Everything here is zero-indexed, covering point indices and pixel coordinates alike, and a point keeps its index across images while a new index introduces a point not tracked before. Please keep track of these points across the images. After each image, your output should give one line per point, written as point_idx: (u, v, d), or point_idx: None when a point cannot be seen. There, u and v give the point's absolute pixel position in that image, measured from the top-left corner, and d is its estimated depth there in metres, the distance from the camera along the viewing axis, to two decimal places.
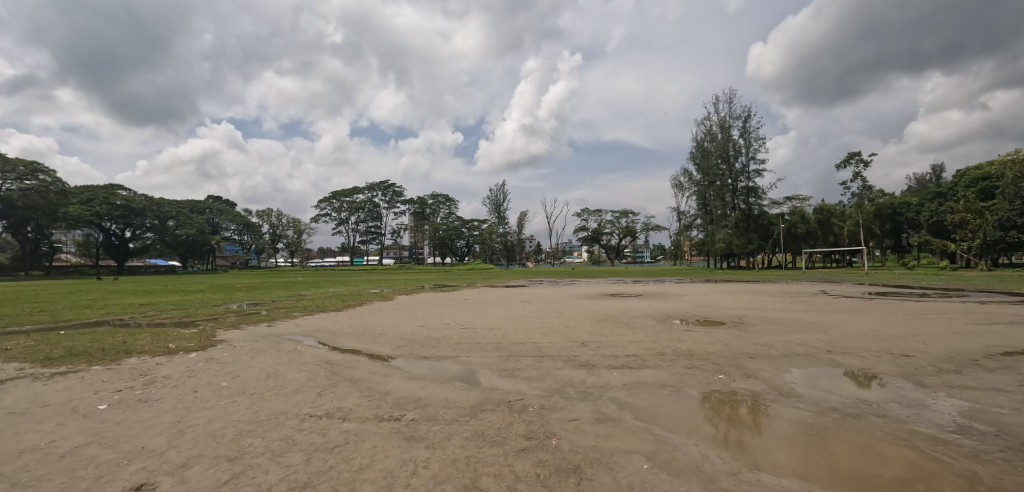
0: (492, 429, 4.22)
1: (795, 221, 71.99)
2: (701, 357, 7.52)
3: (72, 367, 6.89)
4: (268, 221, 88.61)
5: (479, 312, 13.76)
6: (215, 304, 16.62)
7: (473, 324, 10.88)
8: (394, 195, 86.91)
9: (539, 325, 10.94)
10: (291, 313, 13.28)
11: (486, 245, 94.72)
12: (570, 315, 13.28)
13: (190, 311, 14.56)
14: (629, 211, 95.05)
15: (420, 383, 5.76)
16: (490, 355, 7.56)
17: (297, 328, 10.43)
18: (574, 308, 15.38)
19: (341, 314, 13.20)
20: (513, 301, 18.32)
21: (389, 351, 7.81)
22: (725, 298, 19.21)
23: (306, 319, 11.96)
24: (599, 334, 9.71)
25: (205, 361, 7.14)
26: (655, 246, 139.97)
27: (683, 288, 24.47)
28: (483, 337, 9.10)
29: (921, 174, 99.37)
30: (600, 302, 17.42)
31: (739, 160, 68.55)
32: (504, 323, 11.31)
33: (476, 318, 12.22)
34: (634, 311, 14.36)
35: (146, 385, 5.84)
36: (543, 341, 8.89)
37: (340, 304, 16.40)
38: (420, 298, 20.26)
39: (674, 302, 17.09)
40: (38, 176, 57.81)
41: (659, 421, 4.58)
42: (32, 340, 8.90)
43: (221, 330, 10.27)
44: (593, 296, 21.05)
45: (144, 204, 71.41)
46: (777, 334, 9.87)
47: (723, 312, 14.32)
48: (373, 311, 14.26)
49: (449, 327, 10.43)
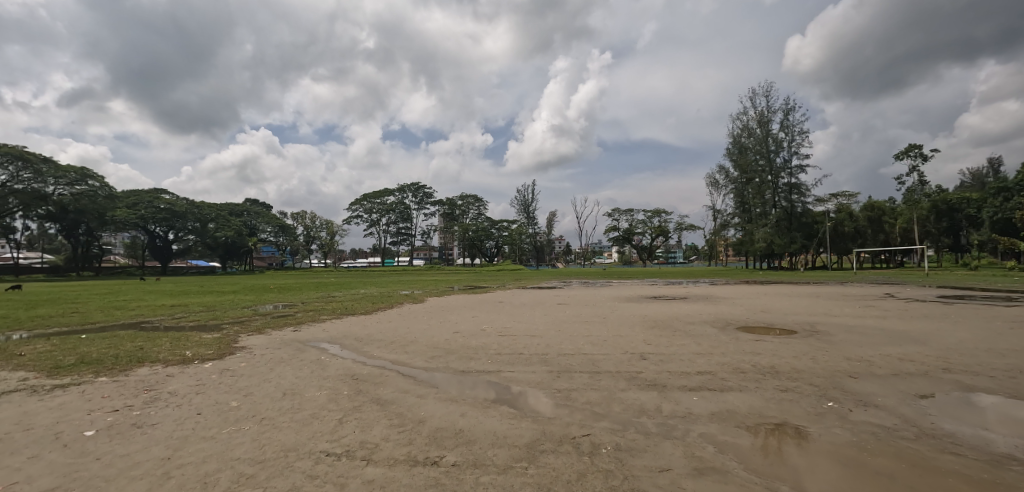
0: (559, 484, 3.18)
1: (842, 219, 67.92)
2: (792, 377, 6.25)
3: (76, 378, 6.25)
4: (302, 223, 90.52)
5: (517, 317, 12.75)
6: (244, 306, 16.21)
7: (513, 332, 9.87)
8: (424, 196, 87.19)
9: (585, 333, 9.84)
10: (318, 317, 12.57)
11: (515, 246, 93.96)
12: (615, 320, 12.12)
13: (218, 313, 14.15)
14: (662, 210, 92.34)
15: (460, 408, 4.77)
16: (537, 370, 6.50)
17: (324, 334, 9.67)
18: (618, 313, 14.17)
19: (370, 318, 12.41)
20: (550, 304, 17.19)
21: (423, 363, 6.89)
22: (782, 302, 17.55)
23: (335, 323, 11.23)
24: (657, 344, 8.53)
25: (218, 373, 6.38)
26: (689, 246, 136.06)
27: (732, 290, 22.72)
28: (526, 347, 8.07)
29: (978, 168, 92.57)
30: (644, 306, 16.09)
31: (779, 156, 65.28)
32: (547, 330, 10.26)
33: (515, 324, 11.22)
34: (686, 316, 13.02)
35: (146, 404, 5.06)
36: (595, 352, 7.80)
37: (370, 306, 15.72)
38: (451, 300, 19.41)
39: (727, 307, 15.59)
40: (88, 181, 60.78)
41: (780, 477, 3.43)
42: (50, 346, 8.42)
43: (244, 336, 9.61)
44: (633, 298, 19.78)
45: (185, 207, 74.20)
46: (870, 347, 8.41)
47: (789, 318, 12.78)
48: (404, 315, 13.46)
49: (486, 334, 9.47)
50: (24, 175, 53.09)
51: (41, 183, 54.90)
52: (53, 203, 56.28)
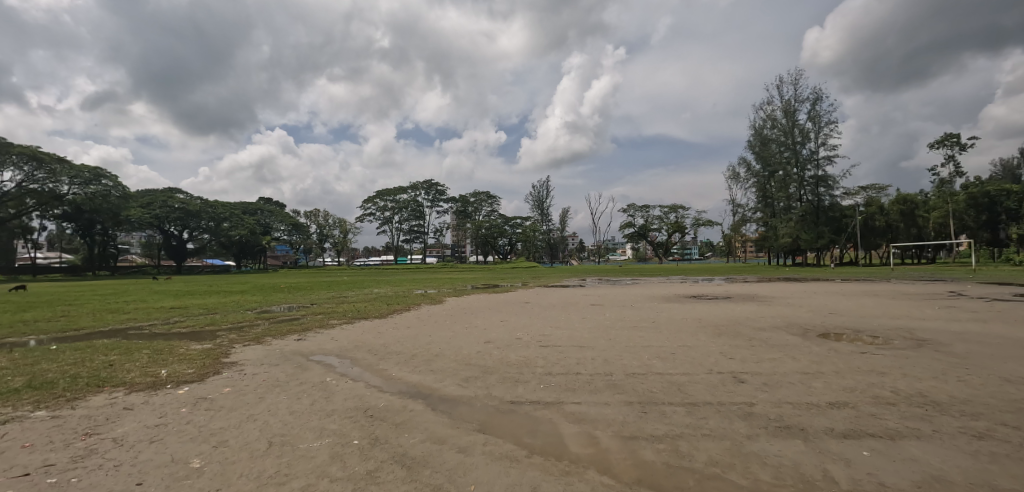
0: None
1: (873, 213, 64.65)
2: (970, 416, 4.55)
3: (5, 412, 4.76)
4: (315, 221, 89.99)
5: (553, 321, 11.11)
6: (246, 308, 14.79)
7: (558, 342, 8.26)
8: (437, 194, 85.92)
9: (645, 343, 8.16)
10: (327, 322, 11.01)
11: (529, 243, 92.31)
12: (668, 325, 10.39)
13: (217, 317, 12.77)
14: (679, 206, 89.77)
15: (531, 476, 3.16)
16: (612, 401, 4.86)
17: (335, 344, 8.16)
18: (665, 314, 12.50)
19: (386, 323, 10.84)
20: (581, 305, 15.57)
21: (458, 388, 5.31)
22: (842, 301, 15.62)
23: (345, 330, 9.72)
24: (744, 359, 6.82)
25: (193, 405, 4.83)
26: (705, 243, 132.68)
27: (777, 288, 20.69)
28: (582, 364, 6.46)
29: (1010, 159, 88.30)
30: (689, 306, 14.30)
31: (806, 147, 62.35)
32: (596, 339, 8.59)
33: (555, 331, 9.58)
34: (747, 319, 11.24)
35: (71, 465, 3.50)
36: (675, 372, 6.14)
37: (385, 308, 14.12)
38: (473, 300, 17.76)
39: (784, 307, 13.82)
40: (102, 181, 60.45)
41: None
42: (7, 361, 7.05)
43: (238, 346, 8.12)
44: (671, 298, 17.99)
45: (199, 206, 73.90)
46: (1016, 364, 6.67)
47: (874, 323, 10.85)
48: (424, 318, 11.86)
49: (526, 345, 7.88)
50: (39, 174, 52.77)
51: (55, 183, 54.49)
52: (68, 203, 55.93)
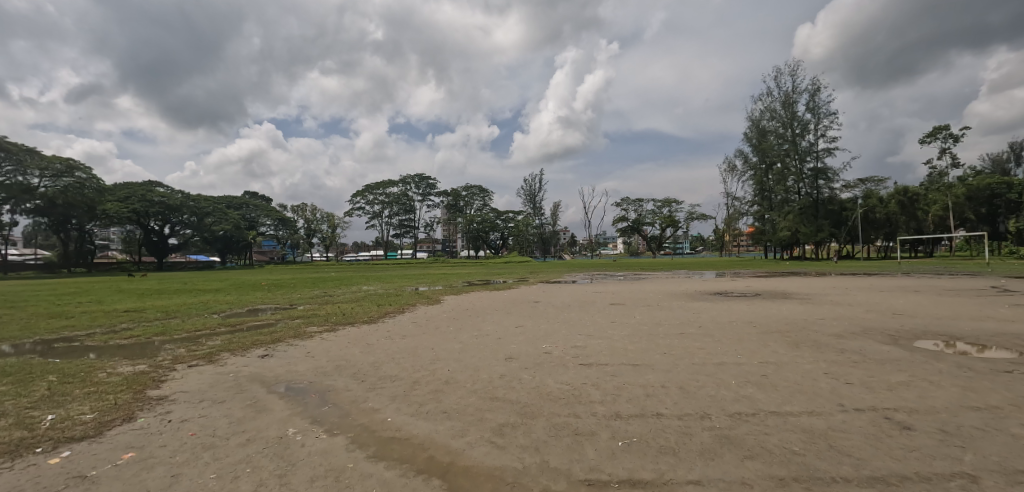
0: None
1: (873, 205, 63.18)
2: None
3: None
4: (302, 216, 87.20)
5: (582, 326, 9.23)
6: (210, 311, 12.64)
7: (602, 358, 6.39)
8: (428, 187, 83.56)
9: (717, 360, 6.30)
10: (304, 330, 9.01)
11: (521, 238, 90.52)
12: (722, 331, 8.53)
13: (175, 323, 10.77)
14: (673, 199, 88.50)
15: None
16: (752, 481, 2.98)
17: (309, 365, 6.23)
18: (703, 315, 10.69)
19: (376, 331, 8.85)
20: (598, 304, 13.79)
21: (493, 452, 3.36)
22: (890, 298, 13.96)
23: (324, 342, 7.75)
24: (870, 388, 5.05)
25: None
26: (697, 238, 131.31)
27: (802, 284, 18.97)
28: (662, 398, 4.58)
29: (999, 155, 88.45)
30: (725, 306, 12.49)
31: (805, 138, 60.44)
32: (648, 352, 6.74)
33: (589, 340, 7.73)
34: (808, 322, 9.45)
35: None
36: (797, 411, 4.32)
37: (377, 310, 12.02)
38: (474, 300, 15.71)
39: (833, 306, 12.10)
40: (75, 173, 57.17)
41: None
42: None
43: (179, 370, 6.18)
44: (695, 295, 16.16)
45: (180, 200, 71.01)
46: None
47: (964, 326, 9.07)
48: (423, 323, 9.86)
49: (563, 365, 5.98)
50: (6, 167, 49.67)
51: (25, 175, 51.52)
52: (40, 197, 52.82)
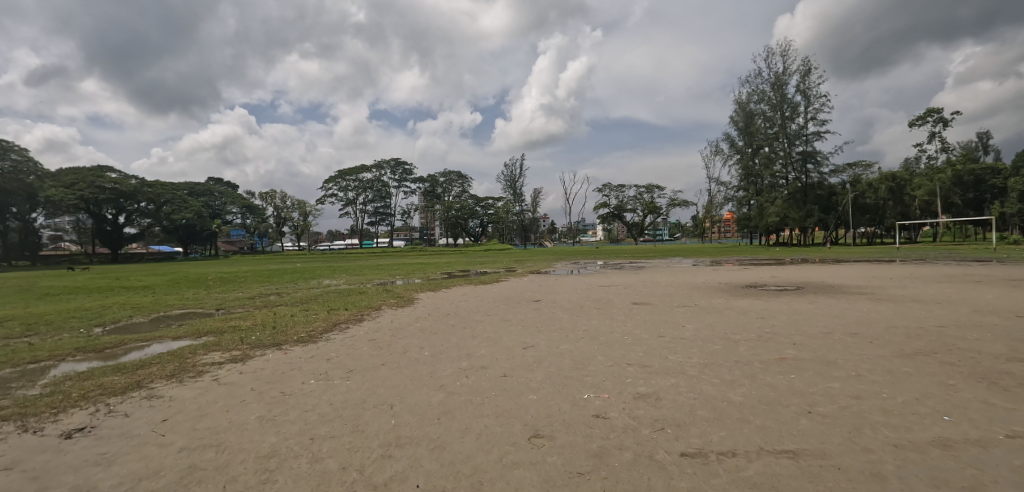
0: None
1: (862, 190, 60.50)
2: None
3: None
4: (271, 203, 82.05)
5: (620, 347, 6.13)
6: (95, 323, 9.16)
7: (715, 433, 3.36)
8: (404, 173, 79.30)
9: (929, 433, 3.35)
10: (196, 361, 5.75)
11: (501, 225, 87.20)
12: (840, 353, 5.59)
13: (24, 344, 7.30)
14: (656, 185, 86.27)
15: None
16: None
17: (130, 471, 3.04)
18: (778, 322, 7.77)
19: (308, 362, 5.62)
20: (617, 304, 10.85)
21: None
22: (969, 291, 11.37)
23: (206, 394, 4.53)
24: None
25: None
26: (677, 224, 129.46)
27: (836, 275, 16.37)
28: None
29: (971, 143, 89.24)
30: (784, 306, 9.63)
31: (795, 122, 58.35)
32: (779, 413, 3.73)
33: (652, 379, 4.68)
34: (938, 335, 6.63)
35: None
36: None
37: (322, 319, 8.68)
38: (455, 299, 12.44)
39: (921, 306, 9.37)
40: (9, 156, 50.76)
41: None
42: None
43: None
44: (728, 289, 13.23)
45: (135, 186, 64.99)
46: None
47: None
48: (383, 342, 6.68)
49: (656, 463, 2.92)
50: None
51: None
52: None
